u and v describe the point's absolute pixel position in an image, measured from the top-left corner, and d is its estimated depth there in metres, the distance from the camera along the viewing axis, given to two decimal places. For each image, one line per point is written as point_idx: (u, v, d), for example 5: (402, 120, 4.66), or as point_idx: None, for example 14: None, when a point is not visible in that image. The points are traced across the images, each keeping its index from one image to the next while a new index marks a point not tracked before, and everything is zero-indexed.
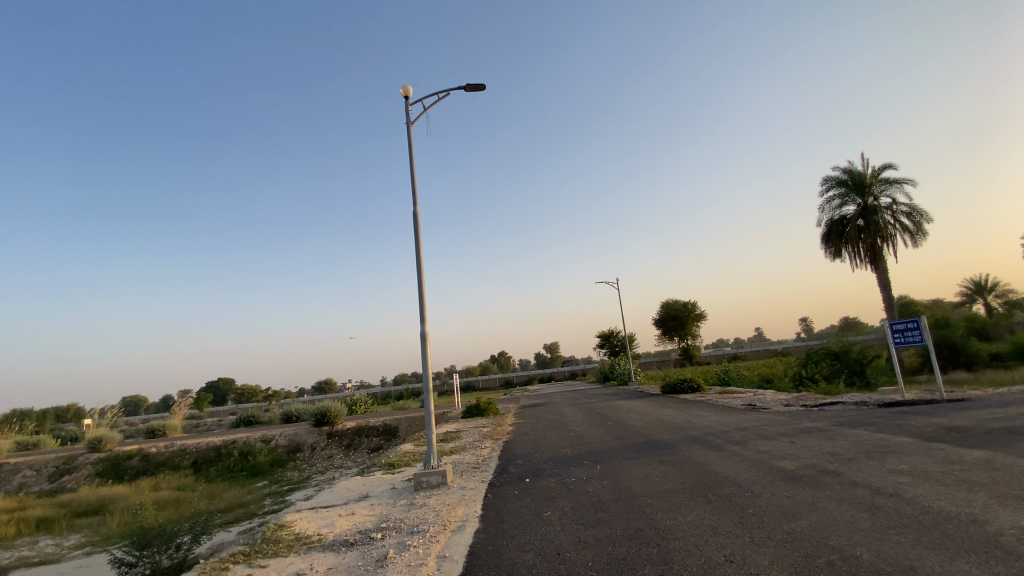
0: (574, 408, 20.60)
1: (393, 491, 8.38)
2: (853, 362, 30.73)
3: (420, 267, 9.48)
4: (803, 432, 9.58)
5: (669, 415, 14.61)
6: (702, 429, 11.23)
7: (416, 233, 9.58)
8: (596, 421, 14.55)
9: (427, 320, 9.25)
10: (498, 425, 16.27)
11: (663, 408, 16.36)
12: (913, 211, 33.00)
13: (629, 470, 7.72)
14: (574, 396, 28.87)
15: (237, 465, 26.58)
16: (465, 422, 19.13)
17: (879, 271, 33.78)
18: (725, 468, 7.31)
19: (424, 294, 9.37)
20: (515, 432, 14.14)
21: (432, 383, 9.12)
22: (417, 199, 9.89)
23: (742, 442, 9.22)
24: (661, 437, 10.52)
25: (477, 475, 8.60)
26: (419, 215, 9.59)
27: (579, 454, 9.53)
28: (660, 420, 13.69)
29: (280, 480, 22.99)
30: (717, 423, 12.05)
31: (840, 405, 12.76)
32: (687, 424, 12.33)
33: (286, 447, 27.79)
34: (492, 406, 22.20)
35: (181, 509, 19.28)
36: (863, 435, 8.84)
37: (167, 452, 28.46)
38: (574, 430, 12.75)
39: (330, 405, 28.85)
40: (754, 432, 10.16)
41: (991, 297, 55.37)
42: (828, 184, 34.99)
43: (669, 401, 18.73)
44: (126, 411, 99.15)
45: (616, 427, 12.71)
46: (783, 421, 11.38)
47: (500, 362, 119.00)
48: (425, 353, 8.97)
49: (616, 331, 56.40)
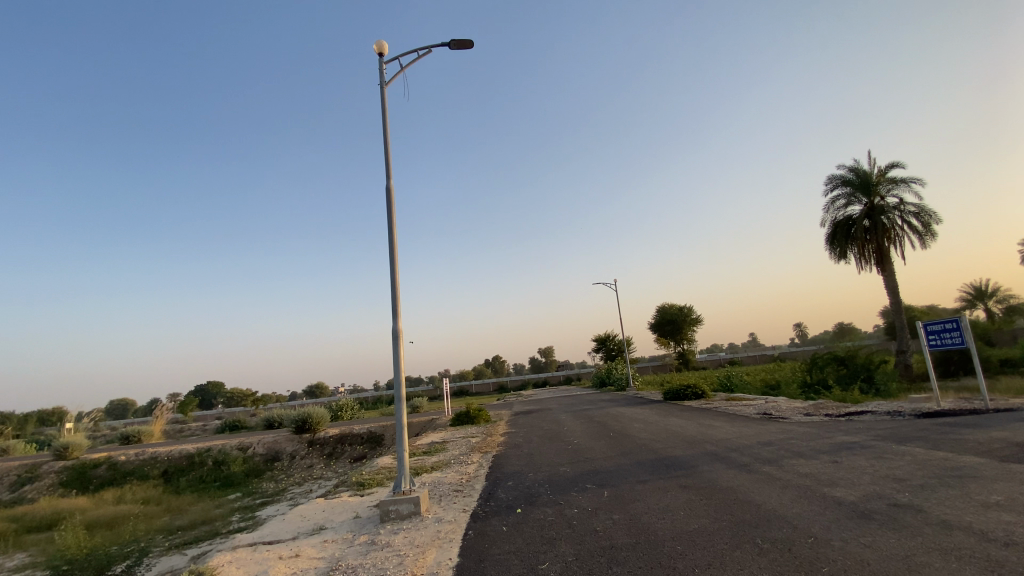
0: (571, 415, 19.07)
1: (354, 523, 6.87)
2: (860, 366, 29.54)
3: (392, 252, 7.93)
4: (845, 449, 8.17)
5: (679, 425, 13.11)
6: (720, 442, 9.77)
7: (389, 210, 7.97)
8: (596, 431, 13.02)
9: (401, 314, 7.67)
10: (488, 435, 14.71)
11: (670, 417, 14.89)
12: (921, 211, 31.92)
13: (645, 499, 6.24)
14: (570, 402, 27.36)
15: (210, 475, 24.79)
16: (452, 431, 17.59)
17: (886, 274, 32.59)
18: (766, 496, 5.88)
19: (399, 284, 7.80)
20: (506, 444, 12.63)
21: (404, 389, 7.52)
22: (391, 170, 8.29)
23: (775, 461, 7.76)
24: (676, 453, 9.04)
25: (457, 502, 7.10)
26: (392, 189, 7.98)
27: (580, 475, 8.02)
28: (669, 430, 12.22)
29: (255, 492, 21.30)
30: (737, 435, 10.61)
31: (871, 417, 11.39)
32: (702, 436, 10.87)
33: (264, 456, 26.05)
34: (483, 413, 20.66)
35: (141, 525, 17.48)
36: (920, 454, 7.45)
37: (137, 460, 26.55)
38: (573, 443, 11.27)
39: (312, 409, 27.87)
40: (785, 447, 8.69)
41: (992, 302, 54.57)
42: (832, 183, 33.85)
43: (674, 409, 17.30)
44: (111, 416, 96.74)
45: (620, 440, 11.24)
46: (814, 434, 9.94)
47: (494, 367, 117.31)
48: (398, 355, 7.41)
49: (613, 334, 54.92)
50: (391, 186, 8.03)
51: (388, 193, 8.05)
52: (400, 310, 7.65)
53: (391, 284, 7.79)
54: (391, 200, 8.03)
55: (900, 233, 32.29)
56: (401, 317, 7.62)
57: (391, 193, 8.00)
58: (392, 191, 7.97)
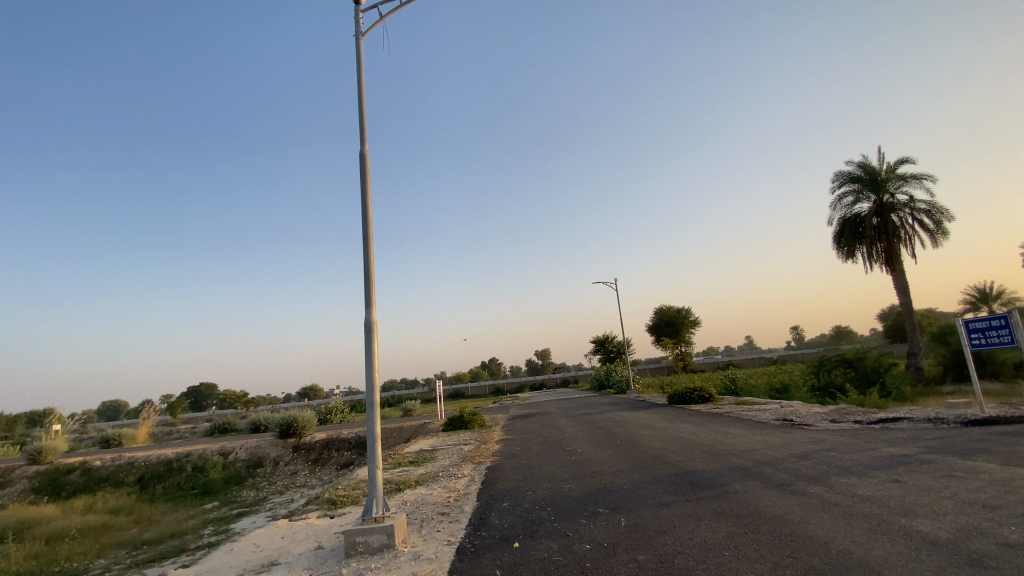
0: (572, 420, 17.83)
1: (313, 557, 5.59)
2: (869, 368, 28.42)
3: (366, 230, 6.68)
4: (901, 464, 6.99)
5: (693, 433, 11.86)
6: (748, 454, 8.55)
7: (363, 177, 6.71)
8: (601, 439, 11.77)
9: (375, 303, 6.42)
10: (482, 443, 13.45)
11: (680, 423, 13.66)
12: (932, 209, 30.90)
13: (676, 532, 4.99)
14: (569, 405, 26.08)
15: (188, 482, 23.37)
16: (443, 437, 16.34)
17: (896, 274, 31.57)
18: (833, 530, 4.66)
19: (373, 266, 6.55)
20: (502, 453, 11.38)
21: (377, 392, 6.22)
22: (367, 134, 7.04)
23: (823, 480, 6.54)
24: (700, 467, 7.81)
25: (442, 531, 5.82)
26: (366, 153, 6.73)
27: (586, 495, 6.76)
28: (684, 439, 11.00)
29: (234, 501, 19.91)
30: (764, 444, 9.41)
31: (911, 425, 10.21)
32: (723, 446, 9.65)
33: (247, 462, 24.68)
34: (478, 417, 19.41)
35: (106, 538, 16.06)
36: (996, 473, 6.28)
37: (113, 465, 25.10)
38: (578, 453, 10.05)
39: (298, 413, 26.44)
40: (827, 462, 7.48)
41: (994, 305, 53.79)
42: (840, 180, 32.79)
43: (683, 414, 16.09)
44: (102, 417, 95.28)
45: (630, 450, 10.01)
46: (853, 446, 8.70)
47: (490, 369, 115.77)
48: (371, 351, 6.14)
49: (612, 336, 53.75)
50: (366, 151, 6.77)
51: (363, 158, 6.78)
52: (374, 298, 6.40)
53: (364, 269, 6.55)
54: (365, 167, 6.74)
55: (911, 232, 31.27)
56: (375, 306, 6.37)
57: (365, 158, 6.71)
58: (367, 156, 6.71)
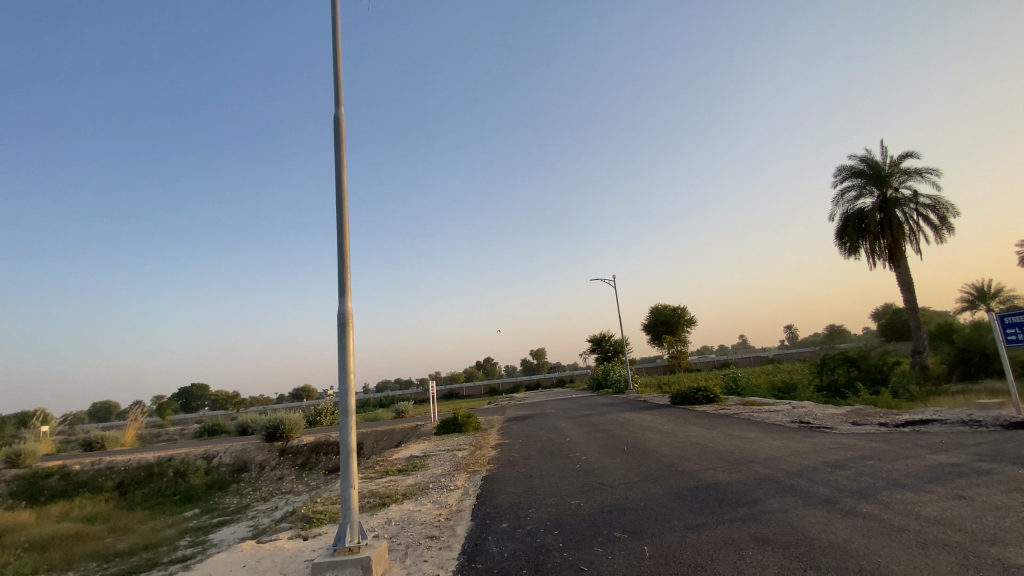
0: (573, 422, 16.99)
1: None
2: (873, 367, 27.80)
3: (341, 207, 5.80)
4: (957, 478, 6.12)
5: (706, 437, 10.99)
6: (775, 463, 7.71)
7: (337, 146, 5.81)
8: (606, 443, 10.91)
9: (352, 291, 5.48)
10: (478, 449, 12.51)
11: (689, 426, 12.82)
12: (937, 203, 30.24)
13: (715, 566, 4.09)
14: (568, 406, 25.22)
15: (169, 488, 22.26)
16: (437, 441, 15.41)
17: (900, 270, 30.92)
18: (911, 564, 3.79)
19: (349, 249, 5.63)
20: (500, 460, 10.46)
21: (353, 397, 5.24)
22: (343, 98, 6.14)
23: (873, 497, 5.68)
24: (725, 478, 6.96)
25: (430, 562, 4.89)
26: (342, 117, 5.83)
27: (598, 514, 5.85)
28: (697, 444, 10.13)
29: (215, 508, 18.82)
30: (789, 451, 8.57)
31: (944, 430, 9.40)
32: (743, 452, 8.80)
33: (232, 466, 23.63)
34: (473, 419, 18.51)
35: (75, 549, 14.97)
36: None
37: (93, 469, 23.94)
38: (583, 461, 9.15)
39: (285, 415, 25.36)
40: (869, 474, 6.63)
41: (993, 303, 53.45)
42: (842, 174, 32.13)
43: (690, 415, 15.23)
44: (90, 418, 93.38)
45: (640, 457, 9.13)
46: (890, 453, 7.87)
47: (485, 368, 114.87)
48: (345, 348, 5.20)
49: (609, 335, 52.99)
50: (341, 114, 5.87)
51: (338, 123, 5.88)
52: (350, 285, 5.47)
53: (339, 249, 5.63)
54: (341, 133, 5.85)
55: (915, 227, 30.60)
56: (352, 294, 5.44)
57: (341, 123, 5.82)
58: (343, 120, 5.81)
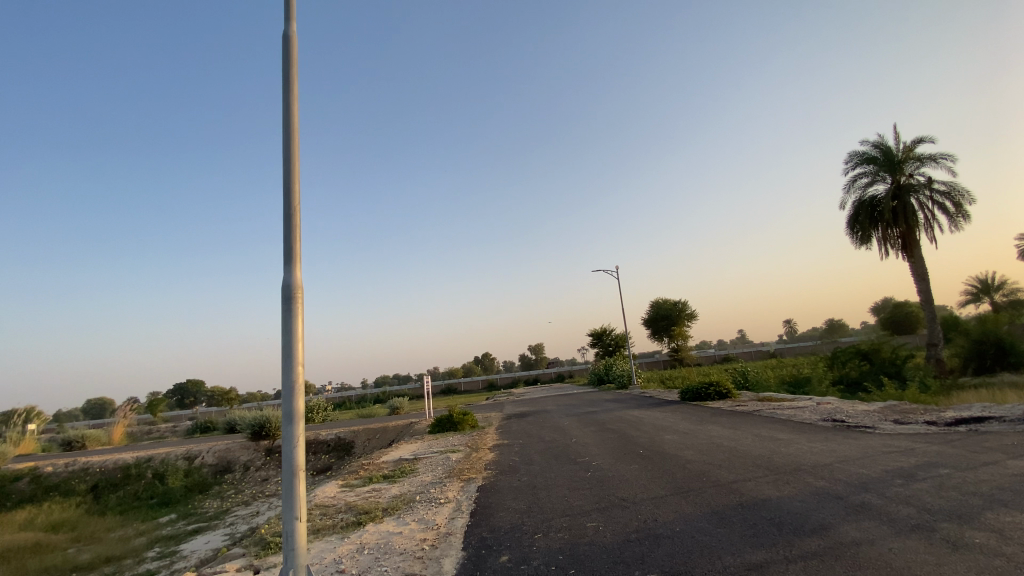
0: (576, 420, 15.70)
1: None
2: (887, 360, 26.81)
3: (290, 152, 4.56)
4: None
5: (730, 438, 9.73)
6: (828, 473, 6.43)
7: (287, 73, 4.55)
8: (619, 446, 9.67)
9: (301, 258, 4.20)
10: (474, 451, 11.24)
11: (708, 425, 11.59)
12: (952, 190, 29.01)
13: None
14: (569, 403, 23.99)
15: (146, 491, 20.93)
16: (428, 442, 14.14)
17: (914, 261, 29.76)
18: None
19: (298, 203, 4.37)
20: (499, 465, 9.21)
21: (298, 399, 3.92)
22: (296, 13, 4.81)
23: (978, 520, 4.46)
24: (774, 494, 5.69)
25: None
26: (292, 33, 4.57)
27: (622, 545, 4.57)
28: (722, 446, 8.92)
29: (192, 513, 17.52)
30: (838, 457, 7.29)
31: (1007, 430, 8.19)
32: (783, 458, 7.52)
33: (214, 467, 22.32)
34: (469, 417, 17.25)
35: (33, 561, 13.65)
36: None
37: (67, 471, 22.57)
38: (595, 467, 7.92)
39: (271, 413, 24.02)
40: (955, 489, 5.35)
41: (999, 295, 52.41)
42: (853, 161, 30.85)
43: (705, 413, 13.99)
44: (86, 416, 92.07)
45: (662, 463, 7.88)
46: (962, 459, 6.64)
47: (482, 364, 113.62)
48: (292, 330, 3.96)
49: (608, 329, 51.84)
50: (291, 30, 4.60)
51: (288, 42, 4.59)
52: (299, 249, 4.19)
53: (286, 203, 4.35)
54: (292, 52, 4.58)
55: (929, 215, 29.39)
56: (301, 262, 4.17)
57: (292, 40, 4.55)
58: (293, 38, 4.54)
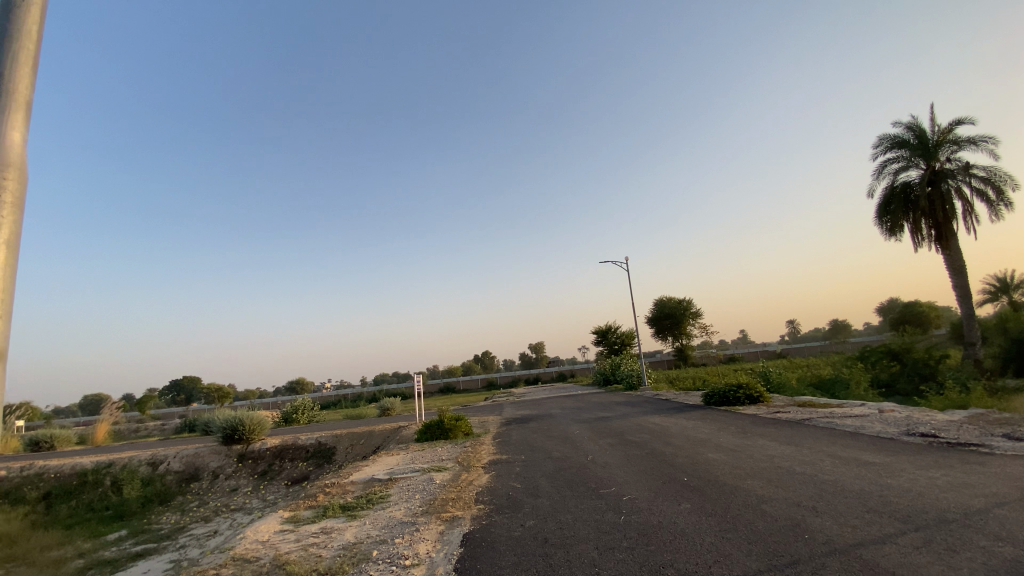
0: (587, 429, 13.27)
1: None
2: (919, 361, 24.53)
3: None
4: None
5: (798, 459, 7.41)
6: (1009, 531, 4.11)
7: None
8: (654, 470, 7.31)
9: (33, 108, 1.86)
10: (464, 470, 8.90)
11: (757, 438, 9.27)
12: (990, 176, 26.66)
13: None
14: (574, 406, 21.69)
15: (101, 503, 18.60)
16: (412, 453, 11.86)
17: (949, 253, 27.43)
18: None
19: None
20: (494, 496, 6.88)
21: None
22: None
23: None
24: None
25: None
26: None
27: None
28: (797, 473, 6.59)
29: (144, 530, 15.14)
30: (996, 499, 4.93)
31: None
32: (907, 499, 5.17)
33: (179, 474, 19.96)
34: (463, 421, 14.95)
35: None
36: None
37: (18, 477, 20.14)
38: (628, 506, 5.58)
39: (246, 413, 21.60)
40: None
41: (1018, 294, 49.92)
42: (883, 146, 28.44)
43: (742, 421, 11.72)
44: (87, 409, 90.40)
45: (727, 501, 5.56)
46: None
47: (482, 363, 111.39)
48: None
49: (614, 327, 49.54)
50: None
51: None
52: (25, 87, 1.84)
53: None
54: None
55: (965, 202, 27.08)
56: (30, 116, 1.84)
57: None
58: None
